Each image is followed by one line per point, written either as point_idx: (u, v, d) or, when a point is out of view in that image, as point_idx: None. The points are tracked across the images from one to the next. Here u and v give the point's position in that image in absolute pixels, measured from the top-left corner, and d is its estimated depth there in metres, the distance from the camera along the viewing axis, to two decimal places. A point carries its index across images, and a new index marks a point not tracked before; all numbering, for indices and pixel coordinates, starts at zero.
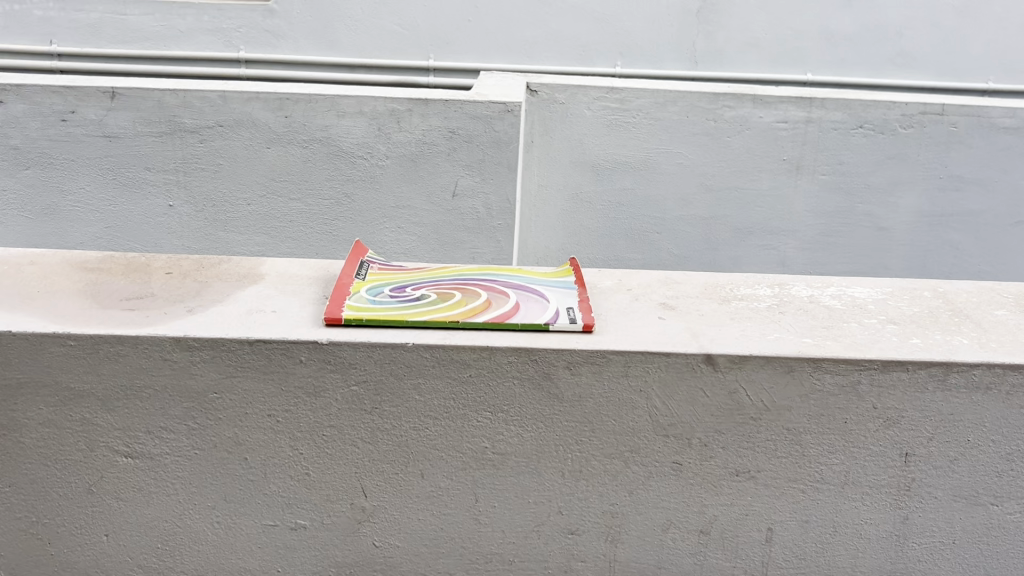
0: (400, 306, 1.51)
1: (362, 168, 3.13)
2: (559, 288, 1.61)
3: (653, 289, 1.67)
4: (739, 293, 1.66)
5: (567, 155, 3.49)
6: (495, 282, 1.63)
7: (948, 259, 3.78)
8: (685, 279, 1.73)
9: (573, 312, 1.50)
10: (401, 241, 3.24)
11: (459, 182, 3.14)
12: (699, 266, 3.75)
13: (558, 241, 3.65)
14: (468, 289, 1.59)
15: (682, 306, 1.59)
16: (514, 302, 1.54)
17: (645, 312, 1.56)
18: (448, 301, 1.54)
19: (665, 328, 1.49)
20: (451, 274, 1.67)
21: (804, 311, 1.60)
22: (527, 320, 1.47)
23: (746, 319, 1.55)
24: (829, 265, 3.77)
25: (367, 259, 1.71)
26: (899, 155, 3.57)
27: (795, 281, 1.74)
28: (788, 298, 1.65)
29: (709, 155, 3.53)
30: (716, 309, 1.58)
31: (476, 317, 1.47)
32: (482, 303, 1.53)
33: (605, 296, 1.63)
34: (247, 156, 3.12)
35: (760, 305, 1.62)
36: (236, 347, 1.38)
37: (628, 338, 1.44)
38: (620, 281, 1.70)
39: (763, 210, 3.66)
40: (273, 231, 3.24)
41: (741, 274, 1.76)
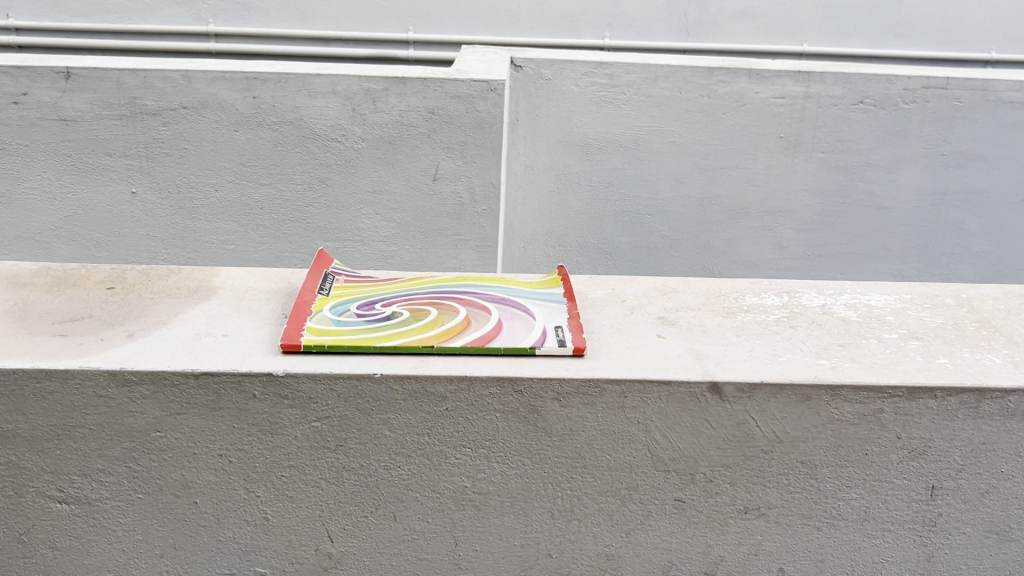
0: (368, 329, 1.34)
1: (336, 151, 2.94)
2: (546, 302, 1.44)
3: (650, 300, 1.51)
4: (745, 304, 1.51)
5: (553, 133, 3.30)
6: (475, 296, 1.47)
7: (950, 240, 3.60)
8: (684, 287, 1.57)
9: (563, 332, 1.34)
10: (379, 229, 3.06)
11: (439, 165, 2.95)
12: (691, 248, 3.56)
13: (546, 224, 3.47)
14: (444, 305, 1.43)
15: (683, 320, 1.44)
16: (496, 321, 1.38)
17: (643, 328, 1.41)
18: (422, 320, 1.38)
19: (666, 349, 1.34)
20: (426, 286, 1.51)
21: (818, 324, 1.44)
22: (511, 343, 1.31)
23: (754, 336, 1.39)
24: (826, 246, 3.58)
25: (331, 269, 1.54)
26: (901, 131, 3.40)
27: (805, 287, 1.58)
28: (799, 308, 1.50)
29: (703, 133, 3.35)
30: (721, 324, 1.43)
31: (454, 341, 1.31)
32: (460, 322, 1.36)
33: (598, 309, 1.47)
34: (213, 140, 2.92)
35: (769, 317, 1.46)
36: (180, 381, 1.22)
37: (626, 363, 1.28)
38: (613, 290, 1.54)
39: (758, 189, 3.48)
40: (243, 218, 3.05)
41: (746, 279, 1.61)
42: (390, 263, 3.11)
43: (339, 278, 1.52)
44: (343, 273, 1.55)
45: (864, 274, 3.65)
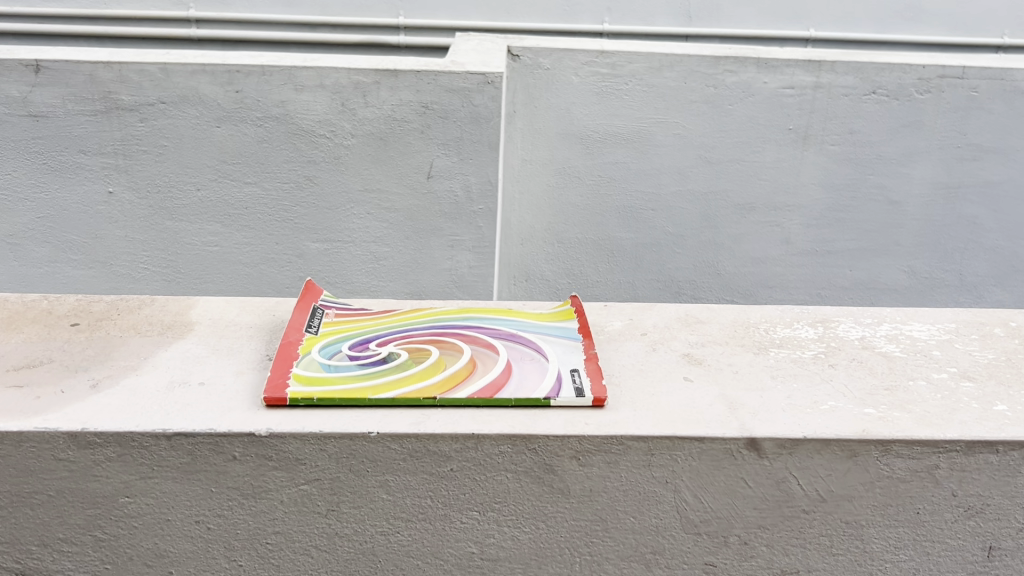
0: (361, 375, 1.20)
1: (325, 148, 2.77)
2: (559, 339, 1.31)
3: (673, 333, 1.37)
4: (776, 337, 1.37)
5: (553, 126, 3.14)
6: (479, 331, 1.33)
7: (963, 235, 3.44)
8: (709, 317, 1.43)
9: (580, 378, 1.20)
10: (370, 229, 2.89)
11: (434, 163, 2.78)
12: (695, 245, 3.39)
13: (544, 219, 3.28)
14: (445, 342, 1.29)
15: (710, 359, 1.30)
16: (505, 363, 1.23)
17: (668, 368, 1.27)
18: (422, 363, 1.23)
19: (696, 395, 1.20)
20: (426, 320, 1.37)
21: (860, 362, 1.31)
22: (523, 392, 1.17)
23: (791, 379, 1.25)
24: (835, 242, 3.42)
25: (320, 301, 1.40)
26: (914, 123, 3.25)
27: (841, 317, 1.45)
28: (836, 343, 1.36)
29: (710, 125, 3.19)
30: (753, 363, 1.29)
31: (458, 390, 1.17)
32: (465, 366, 1.22)
33: (616, 345, 1.33)
34: (194, 137, 2.75)
35: (805, 355, 1.32)
36: (150, 442, 1.09)
37: (653, 415, 1.14)
38: (632, 321, 1.40)
39: (767, 183, 3.31)
40: (227, 219, 2.88)
41: (776, 307, 1.47)
42: (382, 265, 2.94)
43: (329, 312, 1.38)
44: (333, 305, 1.41)
45: (875, 270, 3.48)
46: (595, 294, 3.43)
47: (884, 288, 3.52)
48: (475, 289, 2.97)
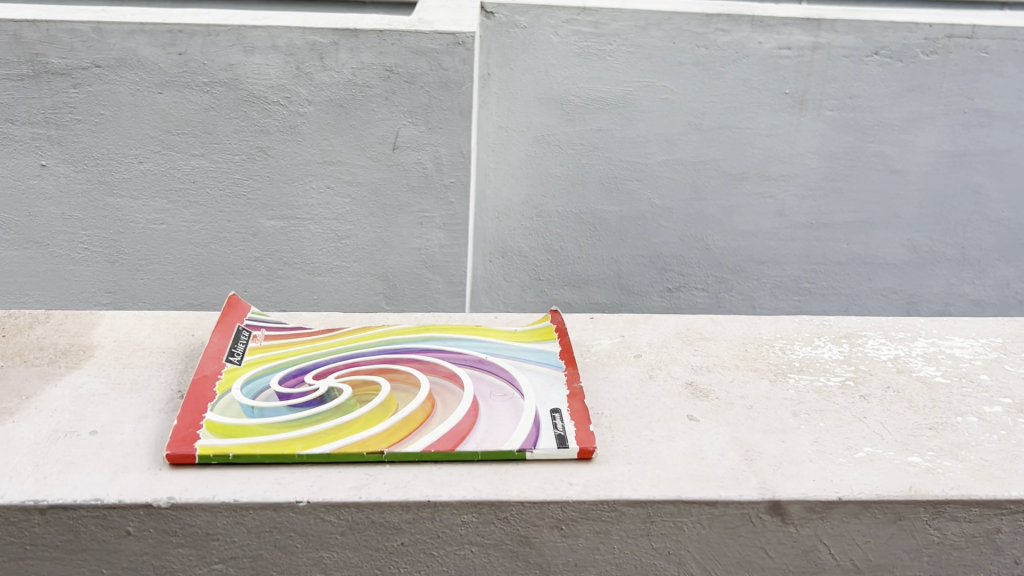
0: (291, 421, 0.97)
1: (279, 116, 2.44)
2: (536, 368, 1.08)
3: (674, 355, 1.15)
4: (794, 359, 1.16)
5: (529, 90, 2.87)
6: (439, 360, 1.10)
7: (967, 205, 3.20)
8: (715, 332, 1.22)
9: (562, 421, 0.98)
10: (332, 205, 2.56)
11: (399, 132, 2.46)
12: (683, 217, 3.13)
13: (522, 191, 3.01)
14: (397, 374, 1.06)
15: (717, 392, 1.08)
16: (471, 402, 1.01)
17: (668, 403, 1.05)
18: (370, 402, 1.01)
19: (704, 440, 0.99)
20: (379, 343, 1.14)
21: (898, 392, 1.10)
22: (491, 443, 0.94)
23: (817, 418, 1.04)
24: (833, 215, 3.18)
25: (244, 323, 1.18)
26: (919, 86, 3.02)
27: (868, 331, 1.24)
28: (865, 363, 1.15)
29: (700, 90, 2.94)
30: (770, 396, 1.08)
31: (411, 439, 0.94)
32: (421, 406, 1.00)
33: (604, 373, 1.11)
34: (135, 104, 2.40)
35: (830, 382, 1.11)
36: (19, 517, 0.86)
37: (652, 470, 0.93)
38: (624, 340, 1.18)
39: (760, 152, 3.06)
40: (174, 194, 2.52)
41: (793, 319, 1.26)
42: (345, 244, 2.61)
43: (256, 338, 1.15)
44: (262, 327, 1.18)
45: (873, 244, 3.24)
46: (576, 271, 3.16)
47: (884, 262, 3.28)
48: (447, 270, 2.66)
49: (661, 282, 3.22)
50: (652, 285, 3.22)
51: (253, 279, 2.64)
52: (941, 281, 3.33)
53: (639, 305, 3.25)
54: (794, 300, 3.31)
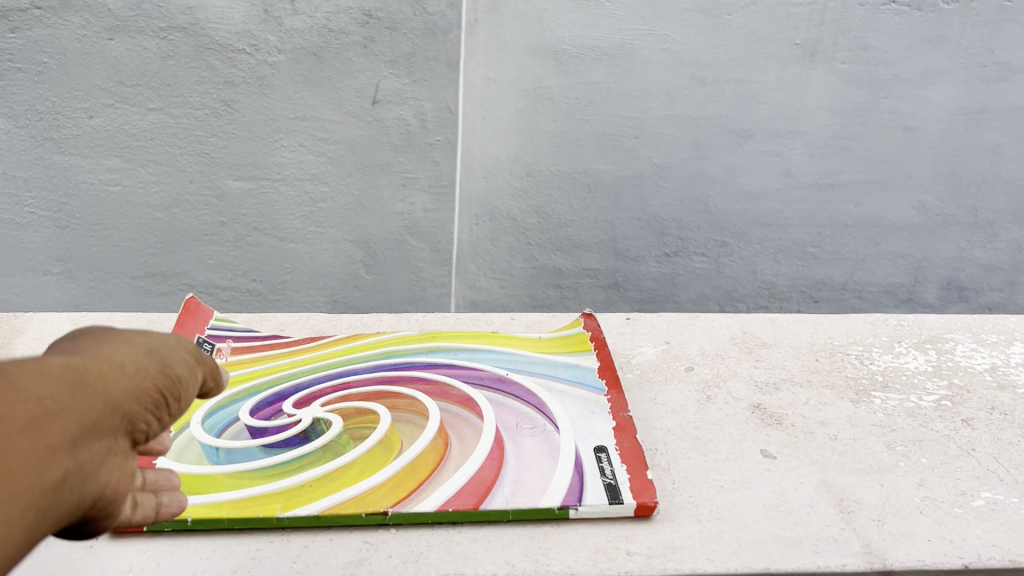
0: (282, 480, 0.92)
1: (245, 67, 2.15)
2: (578, 395, 1.08)
3: (738, 359, 1.26)
4: (877, 373, 1.23)
5: (521, 38, 2.51)
6: (450, 396, 1.08)
7: (981, 165, 2.91)
8: (781, 333, 1.36)
9: (611, 467, 0.94)
10: (305, 164, 2.30)
11: (380, 85, 2.22)
12: (683, 176, 2.80)
13: (511, 150, 2.66)
14: (402, 417, 1.04)
15: (796, 419, 1.10)
16: (497, 439, 0.98)
17: (745, 435, 1.06)
18: (365, 447, 0.97)
19: (796, 479, 0.97)
20: (406, 373, 1.15)
21: (1014, 423, 1.10)
22: (514, 494, 0.90)
23: (920, 454, 1.03)
24: (841, 173, 2.86)
25: (204, 334, 1.23)
26: (936, 37, 2.69)
27: (956, 333, 1.36)
28: (952, 372, 1.24)
29: (706, 39, 2.60)
30: (856, 420, 1.10)
31: (420, 496, 0.90)
32: (431, 453, 0.96)
33: (674, 393, 1.16)
34: (82, 52, 2.06)
35: (923, 403, 1.15)
36: None
37: (733, 530, 0.88)
38: (692, 345, 1.30)
39: (766, 106, 2.73)
40: (129, 152, 2.20)
41: (865, 317, 1.41)
42: (321, 209, 2.36)
43: (221, 351, 1.20)
44: (226, 339, 1.24)
45: (881, 207, 2.94)
46: (568, 234, 2.84)
47: (891, 225, 2.98)
48: (432, 236, 2.42)
49: (658, 246, 2.91)
50: (649, 249, 2.91)
51: (220, 247, 2.36)
52: (951, 244, 3.04)
53: (635, 271, 2.94)
54: (796, 265, 3.02)
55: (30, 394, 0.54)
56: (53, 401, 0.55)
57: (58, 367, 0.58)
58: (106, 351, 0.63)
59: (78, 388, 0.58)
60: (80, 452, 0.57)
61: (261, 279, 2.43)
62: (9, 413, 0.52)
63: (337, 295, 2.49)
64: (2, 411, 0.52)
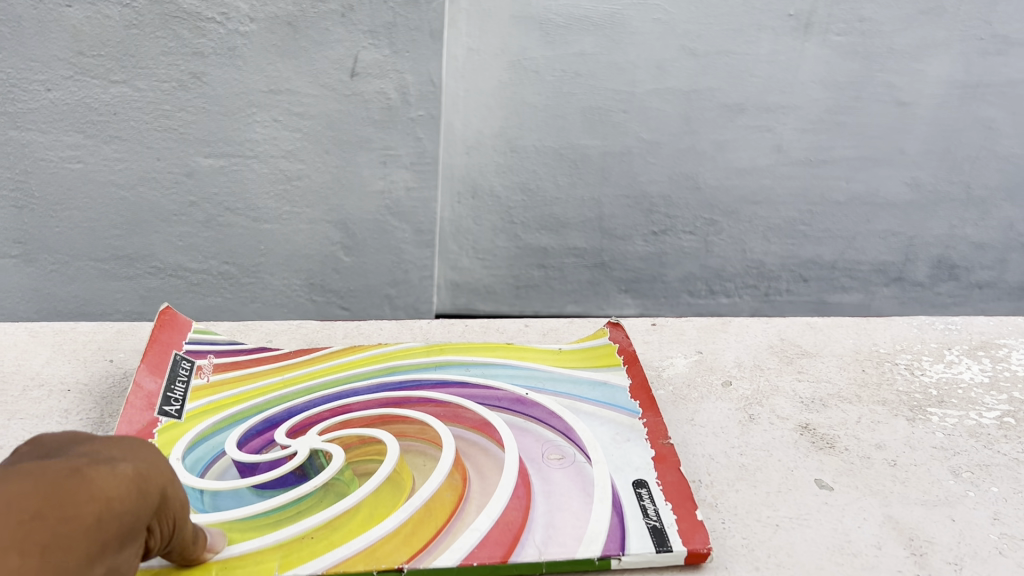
0: (283, 533, 0.98)
1: (214, 36, 2.00)
2: (611, 418, 1.20)
3: (775, 370, 1.42)
4: (930, 387, 1.38)
5: (503, 6, 2.31)
6: (466, 423, 1.19)
7: (974, 142, 2.67)
8: (823, 345, 1.52)
9: (657, 508, 1.02)
10: (279, 140, 2.15)
11: (359, 56, 2.08)
12: (673, 153, 2.58)
13: (494, 124, 2.47)
14: (412, 451, 1.13)
15: (851, 443, 1.22)
16: (523, 475, 1.08)
17: (797, 463, 1.17)
18: (371, 491, 1.05)
19: (860, 515, 1.06)
20: (417, 397, 1.26)
21: None
22: (541, 536, 0.98)
23: (984, 481, 1.14)
24: (833, 150, 2.62)
25: (182, 351, 1.31)
26: (934, 8, 2.44)
27: (1008, 340, 1.54)
28: (1011, 385, 1.40)
29: (695, 10, 2.37)
30: (917, 441, 1.23)
31: (437, 549, 0.95)
32: (449, 494, 1.04)
33: (715, 412, 1.29)
34: (38, 19, 1.91)
35: (985, 420, 1.29)
36: None
37: (801, 571, 0.96)
38: (740, 360, 1.45)
39: (757, 81, 2.49)
40: (90, 126, 2.04)
41: (899, 331, 1.57)
42: (296, 187, 2.21)
43: (200, 370, 1.29)
44: (206, 355, 1.33)
45: (874, 182, 2.70)
46: (553, 213, 2.64)
47: (883, 203, 2.75)
48: (415, 217, 2.30)
49: (645, 225, 2.69)
50: (636, 228, 2.69)
51: (189, 228, 2.21)
52: (942, 222, 2.81)
53: (621, 250, 2.73)
54: (786, 244, 2.79)
55: (101, 494, 0.71)
56: (118, 503, 0.72)
57: (127, 473, 0.75)
58: (157, 466, 0.79)
59: (135, 495, 0.75)
60: (121, 551, 0.73)
61: (234, 262, 2.29)
62: (82, 510, 0.69)
63: (314, 278, 2.36)
64: (76, 513, 0.69)
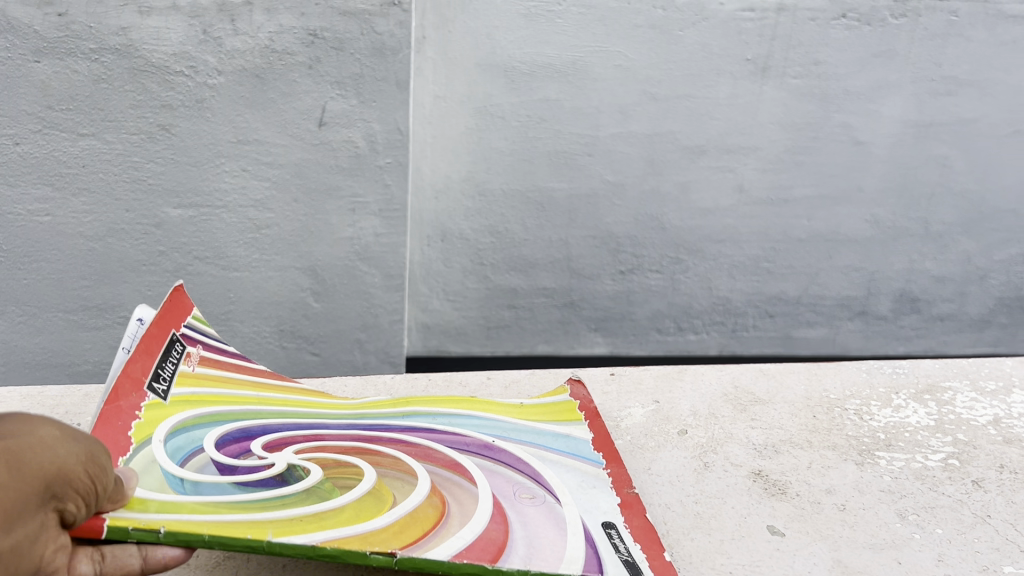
0: (271, 515, 0.98)
1: (182, 89, 2.02)
2: (577, 466, 1.23)
3: (730, 417, 1.46)
4: (879, 431, 1.42)
5: (468, 55, 2.36)
6: (438, 463, 1.20)
7: (931, 179, 2.74)
8: (778, 391, 1.56)
9: (627, 545, 1.04)
10: (248, 190, 2.17)
11: (326, 106, 2.11)
12: (637, 195, 2.63)
13: (463, 169, 2.50)
14: (389, 477, 1.14)
15: (802, 488, 1.25)
16: (498, 508, 1.09)
17: (751, 510, 1.20)
18: (354, 499, 1.05)
19: (810, 560, 1.09)
20: (389, 439, 1.27)
21: (1004, 484, 1.28)
22: (519, 551, 0.99)
23: (930, 523, 1.17)
24: (793, 189, 2.68)
25: (177, 334, 1.30)
26: (886, 52, 2.53)
27: (953, 382, 1.60)
28: (956, 427, 1.44)
29: (655, 56, 2.43)
30: (865, 485, 1.27)
31: (427, 545, 0.96)
32: (430, 512, 1.05)
33: (671, 460, 1.32)
34: (6, 75, 1.93)
35: (933, 463, 1.33)
36: None
37: None
38: (697, 408, 1.48)
39: (718, 123, 2.55)
40: (59, 179, 2.05)
41: (852, 377, 1.61)
42: (265, 235, 2.23)
43: (188, 359, 1.30)
44: (196, 346, 1.33)
45: (834, 220, 2.76)
46: (521, 254, 2.67)
47: (844, 239, 2.80)
48: (384, 262, 2.32)
49: (613, 264, 2.73)
50: (604, 267, 2.73)
51: (158, 277, 2.21)
52: (902, 257, 2.87)
53: (590, 290, 2.76)
54: (751, 280, 2.83)
55: None
56: None
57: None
58: (33, 443, 0.81)
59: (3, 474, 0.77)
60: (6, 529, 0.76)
61: (203, 310, 2.29)
62: None
63: (284, 325, 2.36)
64: None
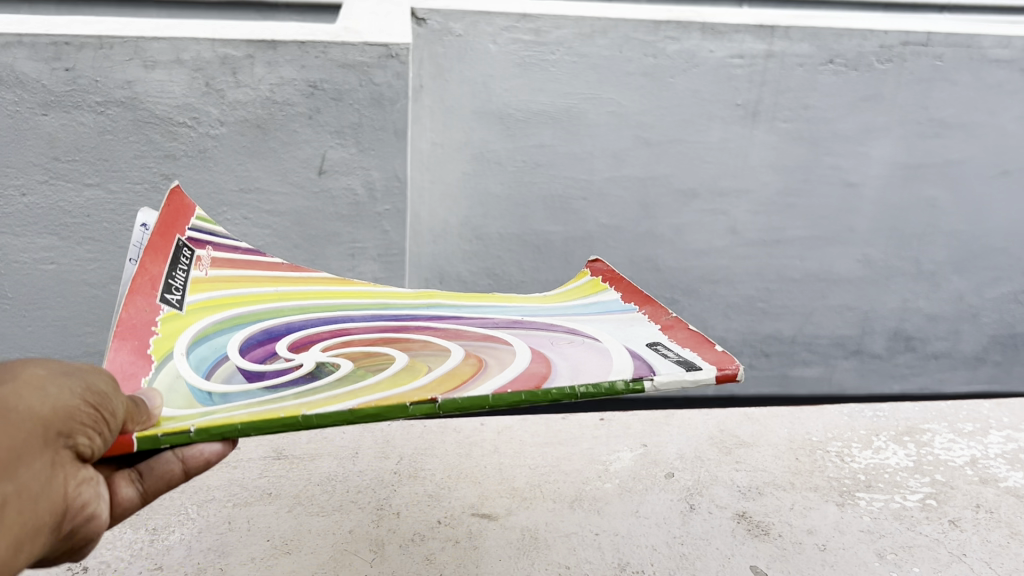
0: (306, 397, 0.88)
1: (186, 140, 2.08)
2: (610, 318, 1.18)
3: (717, 459, 1.49)
4: (860, 472, 1.45)
5: (465, 103, 2.42)
6: (470, 337, 1.10)
7: (919, 219, 2.79)
8: (766, 433, 1.59)
9: (675, 354, 1.01)
10: (249, 237, 2.22)
11: (326, 155, 2.15)
12: (632, 237, 2.67)
13: (461, 214, 2.55)
14: (420, 351, 1.04)
15: (784, 529, 1.28)
16: (537, 351, 1.03)
17: (734, 551, 1.22)
18: (386, 367, 0.97)
19: None
20: (416, 322, 1.17)
21: (981, 523, 1.31)
22: (568, 374, 0.93)
23: (907, 562, 1.20)
24: (785, 230, 2.73)
25: (185, 236, 1.14)
26: (874, 96, 2.58)
27: (933, 424, 1.63)
28: (935, 468, 1.47)
29: (648, 102, 2.49)
30: (845, 526, 1.29)
31: (472, 386, 0.89)
32: (468, 364, 0.98)
33: (658, 503, 1.35)
34: (14, 128, 1.98)
35: (911, 503, 1.36)
36: None
37: None
38: (685, 452, 1.51)
39: (710, 166, 2.60)
40: (65, 230, 2.10)
41: (835, 419, 1.64)
42: None
43: (200, 261, 1.15)
44: (206, 245, 1.17)
45: (826, 259, 2.80)
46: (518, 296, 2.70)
47: (836, 278, 2.84)
48: None
49: None
50: None
51: None
52: (894, 296, 2.91)
53: None
54: (745, 319, 2.87)
55: None
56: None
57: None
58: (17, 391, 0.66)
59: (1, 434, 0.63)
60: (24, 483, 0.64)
61: None
62: None
63: None
64: None
